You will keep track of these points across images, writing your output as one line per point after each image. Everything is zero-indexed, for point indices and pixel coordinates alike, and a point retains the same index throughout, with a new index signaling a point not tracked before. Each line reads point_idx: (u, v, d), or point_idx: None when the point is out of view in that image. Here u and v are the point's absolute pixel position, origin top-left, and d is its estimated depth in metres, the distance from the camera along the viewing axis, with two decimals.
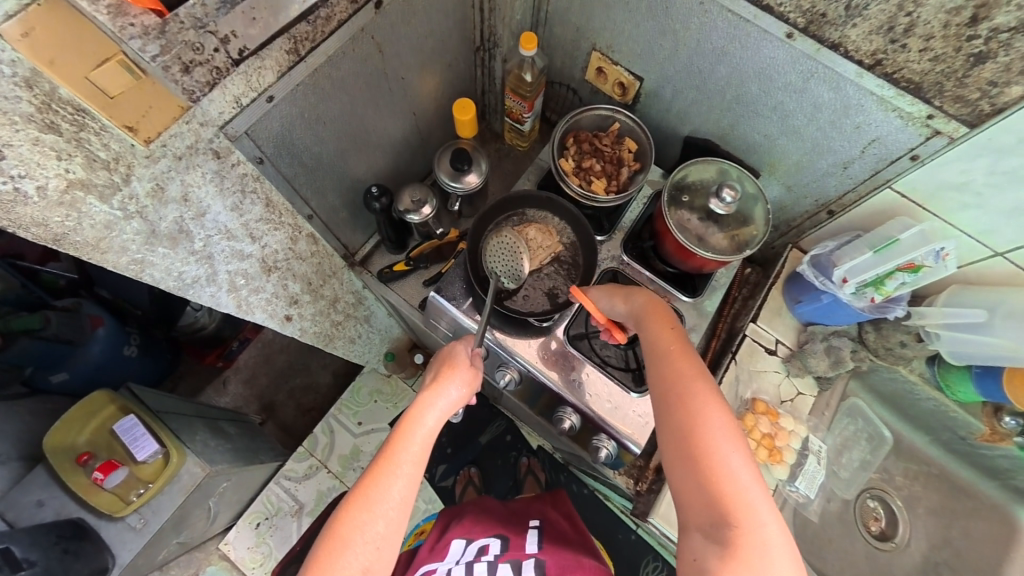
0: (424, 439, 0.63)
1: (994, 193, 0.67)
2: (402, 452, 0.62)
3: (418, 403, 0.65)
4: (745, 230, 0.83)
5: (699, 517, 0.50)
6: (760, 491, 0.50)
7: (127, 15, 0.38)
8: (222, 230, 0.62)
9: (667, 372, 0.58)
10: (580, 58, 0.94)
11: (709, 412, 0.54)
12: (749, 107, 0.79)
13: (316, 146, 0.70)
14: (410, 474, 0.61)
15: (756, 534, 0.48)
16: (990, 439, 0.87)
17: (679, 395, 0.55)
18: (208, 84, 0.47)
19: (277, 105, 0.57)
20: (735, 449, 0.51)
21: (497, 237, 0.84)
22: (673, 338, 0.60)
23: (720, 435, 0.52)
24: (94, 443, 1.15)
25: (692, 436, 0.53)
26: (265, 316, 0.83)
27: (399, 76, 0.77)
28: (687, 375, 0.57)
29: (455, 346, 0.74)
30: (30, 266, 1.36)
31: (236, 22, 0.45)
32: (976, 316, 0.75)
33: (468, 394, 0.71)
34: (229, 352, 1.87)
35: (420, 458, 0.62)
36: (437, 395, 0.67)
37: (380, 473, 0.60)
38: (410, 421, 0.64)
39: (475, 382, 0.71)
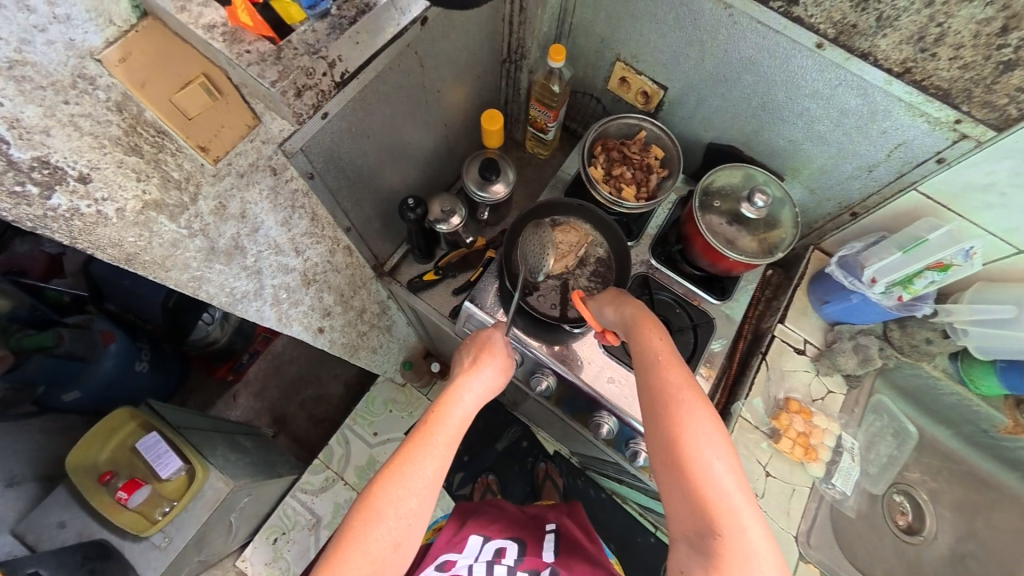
0: (461, 417, 0.64)
1: (1018, 193, 0.69)
2: (438, 429, 0.62)
3: (455, 384, 0.66)
4: (774, 233, 0.85)
5: (685, 527, 0.51)
6: (745, 500, 0.50)
7: (244, 43, 0.41)
8: (272, 245, 0.62)
9: (653, 382, 0.57)
10: (603, 67, 0.96)
11: (691, 424, 0.53)
12: (776, 114, 0.81)
13: (359, 159, 0.70)
14: (444, 453, 0.61)
15: (737, 543, 0.48)
16: (1013, 431, 0.91)
17: (664, 405, 0.55)
18: (313, 106, 0.47)
19: (330, 121, 0.58)
20: (719, 455, 0.52)
21: (536, 226, 0.85)
22: (659, 347, 0.59)
23: (704, 442, 0.52)
24: (115, 461, 1.13)
25: (676, 445, 0.53)
26: (301, 329, 0.83)
27: (434, 89, 0.78)
28: (674, 386, 0.56)
29: (491, 331, 0.75)
30: (35, 282, 1.34)
31: (343, 46, 0.47)
32: (1006, 312, 0.77)
33: (502, 381, 0.71)
34: (240, 364, 1.84)
35: (455, 436, 0.63)
36: (472, 376, 0.68)
37: (415, 450, 0.60)
38: (449, 400, 0.65)
39: (508, 369, 0.72)
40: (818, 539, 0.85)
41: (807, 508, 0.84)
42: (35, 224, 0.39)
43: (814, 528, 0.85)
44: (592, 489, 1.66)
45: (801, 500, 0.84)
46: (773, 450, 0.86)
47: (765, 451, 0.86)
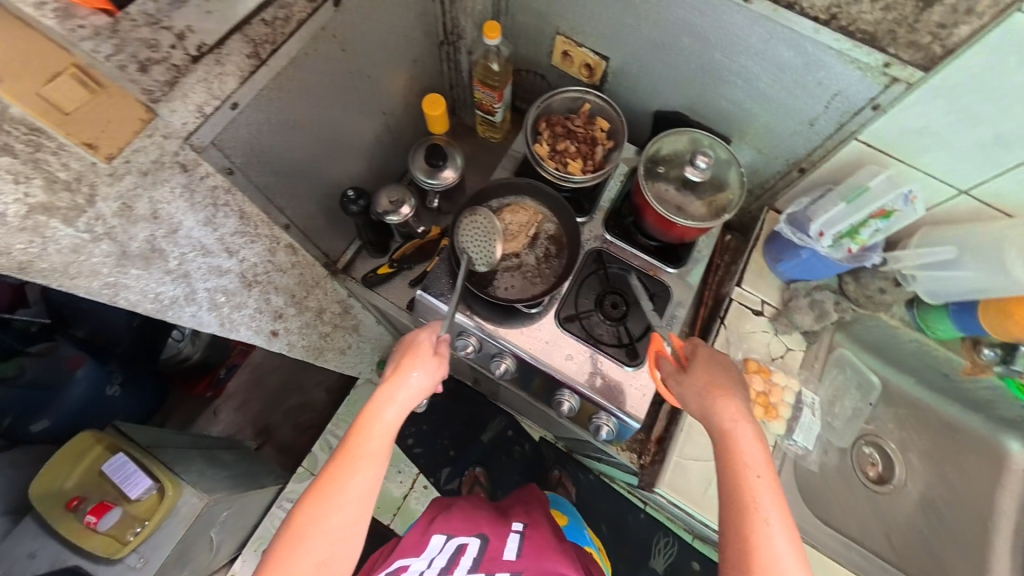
0: (388, 426, 0.64)
1: (954, 133, 0.69)
2: (362, 443, 0.62)
3: (381, 392, 0.65)
4: (722, 196, 0.85)
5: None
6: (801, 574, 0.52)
7: (75, 17, 0.42)
8: (197, 246, 0.60)
9: (732, 454, 0.59)
10: (545, 43, 0.94)
11: (758, 489, 0.56)
12: (715, 75, 0.81)
13: (289, 151, 0.68)
14: (368, 470, 0.61)
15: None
16: (972, 372, 0.91)
17: (741, 478, 0.57)
18: (169, 83, 0.46)
19: (242, 112, 0.55)
20: (787, 536, 0.53)
21: (472, 216, 0.83)
22: (732, 409, 0.63)
23: (775, 522, 0.54)
24: (83, 485, 1.11)
25: (747, 518, 0.54)
26: (251, 333, 0.81)
27: (366, 75, 0.76)
28: (750, 461, 0.58)
29: (422, 329, 0.72)
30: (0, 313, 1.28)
31: (190, 16, 0.47)
32: (947, 253, 0.77)
33: (432, 385, 0.69)
34: (218, 380, 1.81)
35: (382, 446, 0.63)
36: (395, 387, 0.66)
37: (340, 466, 0.61)
38: (371, 415, 0.64)
39: (437, 371, 0.69)
40: (785, 496, 0.86)
41: None
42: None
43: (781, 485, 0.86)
44: (580, 472, 1.66)
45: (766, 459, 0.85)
46: None
47: None
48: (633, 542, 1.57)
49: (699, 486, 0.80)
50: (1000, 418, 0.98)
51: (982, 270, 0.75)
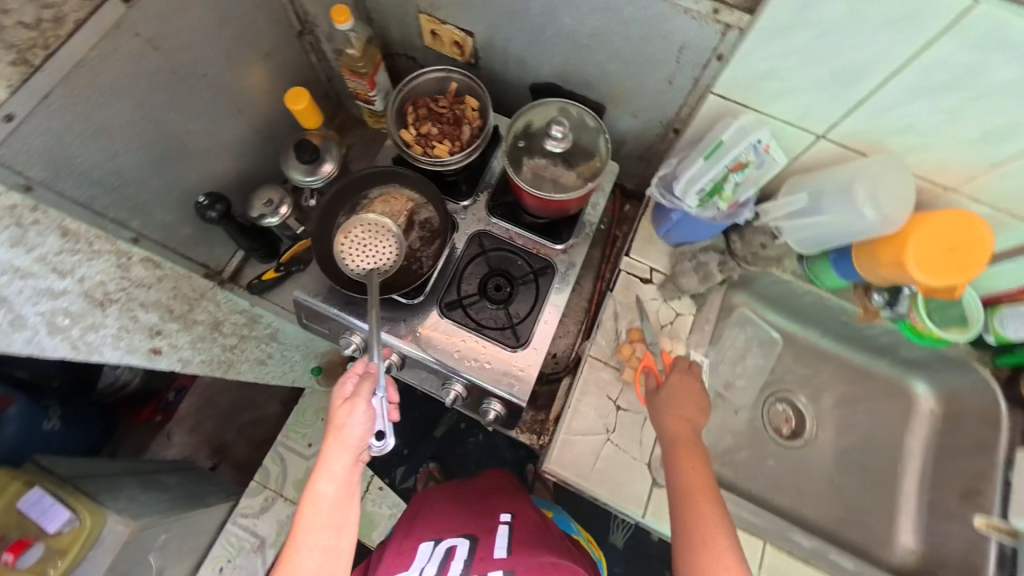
0: (338, 486, 0.66)
1: (795, 76, 0.68)
2: (314, 512, 0.65)
3: (321, 456, 0.66)
4: (592, 164, 0.84)
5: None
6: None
7: None
8: (11, 269, 0.57)
9: (680, 463, 0.67)
10: (412, 24, 0.91)
11: (708, 501, 0.62)
12: (571, 39, 0.79)
13: (110, 163, 0.67)
14: (319, 545, 0.64)
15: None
16: (867, 318, 0.91)
17: (690, 488, 0.64)
18: None
19: (24, 123, 0.54)
20: (727, 536, 0.59)
21: (348, 237, 0.83)
22: (684, 431, 0.70)
23: (716, 524, 0.60)
24: (0, 525, 1.05)
25: (695, 523, 0.61)
26: (123, 352, 0.79)
27: (198, 73, 0.73)
28: (693, 469, 0.66)
29: (342, 381, 0.71)
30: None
31: None
32: (801, 200, 0.78)
33: (360, 442, 0.67)
34: (167, 404, 1.76)
35: (335, 508, 0.65)
36: (322, 460, 0.66)
37: (293, 545, 0.64)
38: (310, 491, 0.66)
39: (358, 428, 0.66)
40: None
41: None
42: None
43: None
44: (535, 458, 1.65)
45: None
46: (625, 383, 0.86)
47: (615, 385, 0.86)
48: (590, 522, 1.56)
49: (586, 455, 0.83)
50: (905, 360, 0.98)
51: (838, 210, 0.75)
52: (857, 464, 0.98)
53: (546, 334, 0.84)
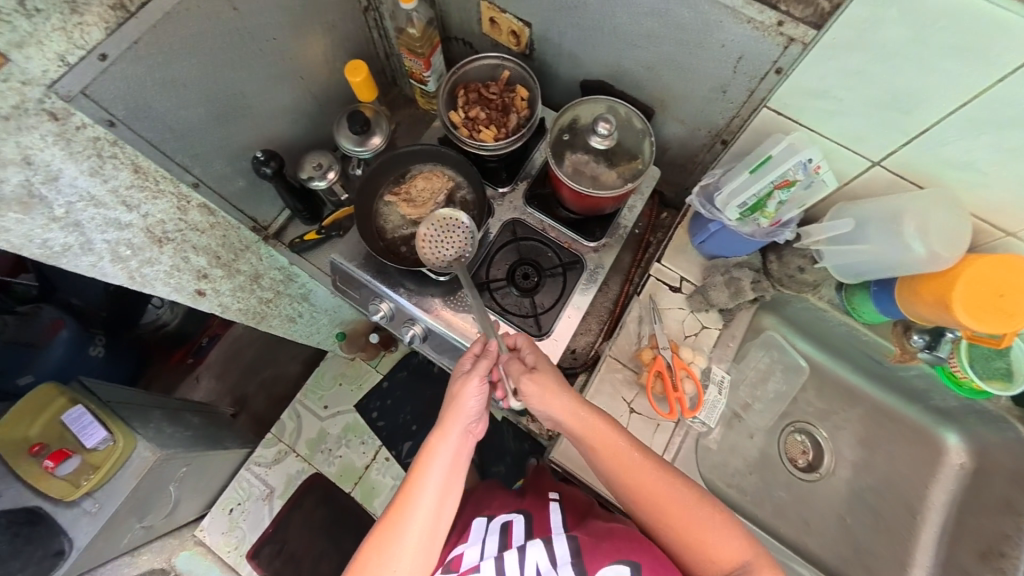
0: (452, 455, 0.71)
1: (852, 96, 0.66)
2: (429, 474, 0.70)
3: (441, 424, 0.73)
4: (633, 165, 0.84)
5: (681, 552, 0.68)
6: (699, 505, 0.68)
7: None
8: (85, 196, 0.64)
9: (614, 460, 0.70)
10: (473, 10, 0.93)
11: (638, 471, 0.70)
12: (625, 39, 0.79)
13: (181, 110, 0.69)
14: (428, 515, 0.68)
15: (716, 545, 0.66)
16: (902, 360, 0.87)
17: (632, 479, 0.70)
18: None
19: (115, 65, 0.58)
20: (676, 489, 0.69)
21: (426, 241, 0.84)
22: (573, 418, 0.73)
23: (666, 488, 0.69)
24: (46, 434, 1.17)
25: (655, 504, 0.69)
26: (170, 290, 0.86)
27: (267, 37, 0.76)
28: (623, 456, 0.70)
29: (459, 363, 0.78)
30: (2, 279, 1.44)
31: None
32: (845, 226, 0.75)
33: (475, 425, 0.75)
34: (198, 349, 1.88)
35: (446, 476, 0.70)
36: (441, 438, 0.72)
37: (398, 513, 0.68)
38: (422, 464, 0.71)
39: (475, 413, 0.74)
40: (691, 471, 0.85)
41: (670, 442, 0.84)
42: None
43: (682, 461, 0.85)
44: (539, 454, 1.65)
45: (665, 434, 0.84)
46: (640, 387, 0.86)
47: (631, 388, 0.86)
48: None
49: None
50: (940, 410, 0.93)
51: (877, 242, 0.74)
52: (870, 505, 0.95)
53: (568, 327, 0.85)
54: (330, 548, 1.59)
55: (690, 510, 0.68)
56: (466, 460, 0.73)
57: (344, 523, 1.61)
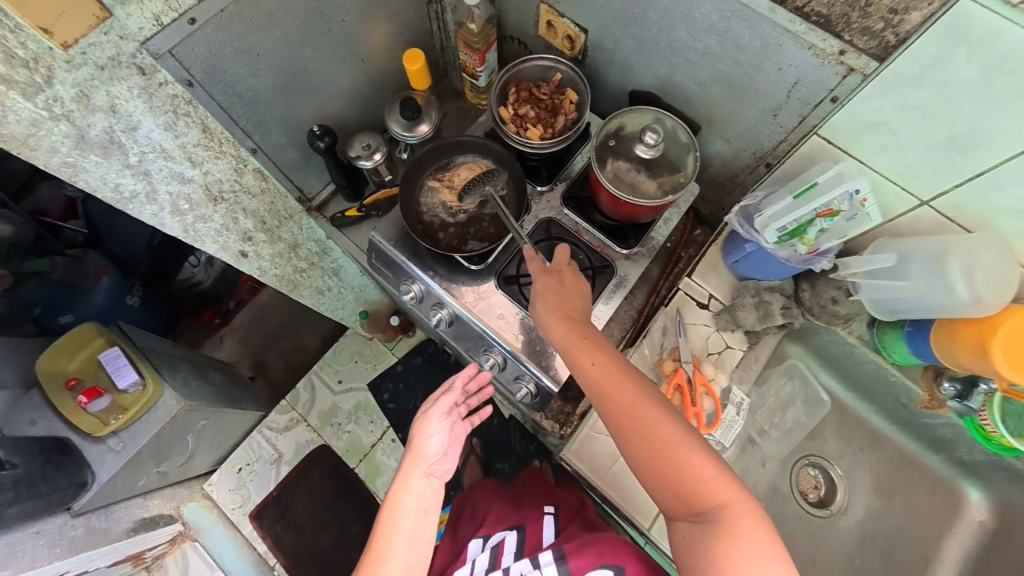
0: (417, 500, 0.74)
1: (908, 132, 0.65)
2: (396, 522, 0.72)
3: (402, 470, 0.76)
4: (675, 177, 0.84)
5: (652, 479, 0.62)
6: (680, 433, 0.62)
7: None
8: (157, 148, 0.68)
9: (604, 388, 0.67)
10: (531, 12, 0.95)
11: (622, 384, 0.66)
12: (681, 54, 0.80)
13: (252, 78, 0.73)
14: (404, 557, 0.70)
15: (691, 477, 0.60)
16: (930, 406, 0.85)
17: (621, 408, 0.65)
18: None
19: (201, 29, 0.62)
20: (667, 425, 0.63)
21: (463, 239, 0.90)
22: (569, 328, 0.73)
23: (656, 421, 0.63)
24: (83, 371, 1.24)
25: (643, 436, 0.63)
26: (217, 248, 0.90)
27: (338, 18, 0.79)
28: (614, 384, 0.67)
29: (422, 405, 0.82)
30: (54, 222, 1.51)
31: None
32: (885, 259, 0.75)
33: (438, 461, 0.78)
34: (225, 312, 1.93)
35: (414, 522, 0.72)
36: (407, 479, 0.75)
37: (373, 560, 0.70)
38: (392, 507, 0.73)
39: (439, 448, 0.78)
40: None
41: None
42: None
43: None
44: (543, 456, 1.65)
45: None
46: None
47: None
48: None
49: (603, 456, 0.91)
50: (965, 464, 0.90)
51: (923, 279, 0.71)
52: (882, 550, 0.93)
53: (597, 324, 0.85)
54: (330, 519, 1.63)
55: (681, 448, 0.61)
56: (434, 502, 0.75)
57: (347, 497, 1.65)
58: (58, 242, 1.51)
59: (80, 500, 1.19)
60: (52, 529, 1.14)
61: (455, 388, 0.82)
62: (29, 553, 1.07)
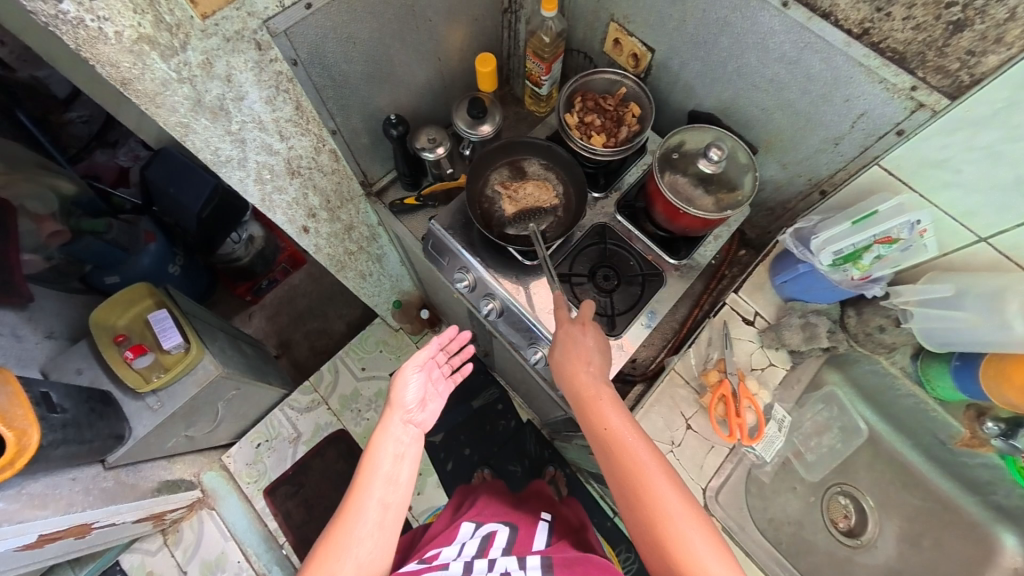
0: (396, 444, 0.78)
1: (975, 171, 0.67)
2: (377, 461, 0.75)
3: (382, 419, 0.82)
4: (732, 196, 0.86)
5: (646, 549, 0.64)
6: (683, 508, 0.63)
7: None
8: (256, 119, 0.72)
9: (611, 447, 0.69)
10: (599, 29, 0.98)
11: (631, 449, 0.68)
12: (748, 80, 0.81)
13: (345, 64, 0.78)
14: (382, 496, 0.72)
15: (685, 556, 0.60)
16: (970, 444, 0.87)
17: (624, 471, 0.67)
18: None
19: (314, 14, 0.67)
20: (670, 492, 0.64)
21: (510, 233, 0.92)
22: (585, 381, 0.75)
23: (658, 488, 0.65)
24: (131, 327, 1.29)
25: (642, 504, 0.64)
26: (285, 220, 0.94)
27: (427, 17, 0.83)
28: (622, 442, 0.69)
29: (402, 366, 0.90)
30: (107, 187, 1.60)
31: None
32: (944, 291, 0.76)
33: (416, 408, 0.85)
34: (258, 288, 1.94)
35: (392, 461, 0.76)
36: (386, 431, 0.80)
37: (353, 500, 0.72)
38: (373, 450, 0.77)
39: (414, 397, 0.86)
40: (725, 494, 0.89)
41: (722, 466, 0.89)
42: (47, 20, 0.49)
43: (728, 484, 0.90)
44: (557, 464, 1.64)
45: (718, 457, 0.88)
46: (700, 407, 0.90)
47: (691, 405, 0.90)
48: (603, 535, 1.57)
49: None
50: (1000, 508, 0.90)
51: (981, 313, 0.74)
52: None
53: (642, 331, 0.89)
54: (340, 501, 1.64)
55: (678, 520, 0.62)
56: (412, 448, 0.79)
57: None
58: (108, 206, 1.55)
59: (115, 453, 1.23)
60: (87, 477, 1.18)
61: (430, 345, 0.93)
62: (66, 497, 1.11)
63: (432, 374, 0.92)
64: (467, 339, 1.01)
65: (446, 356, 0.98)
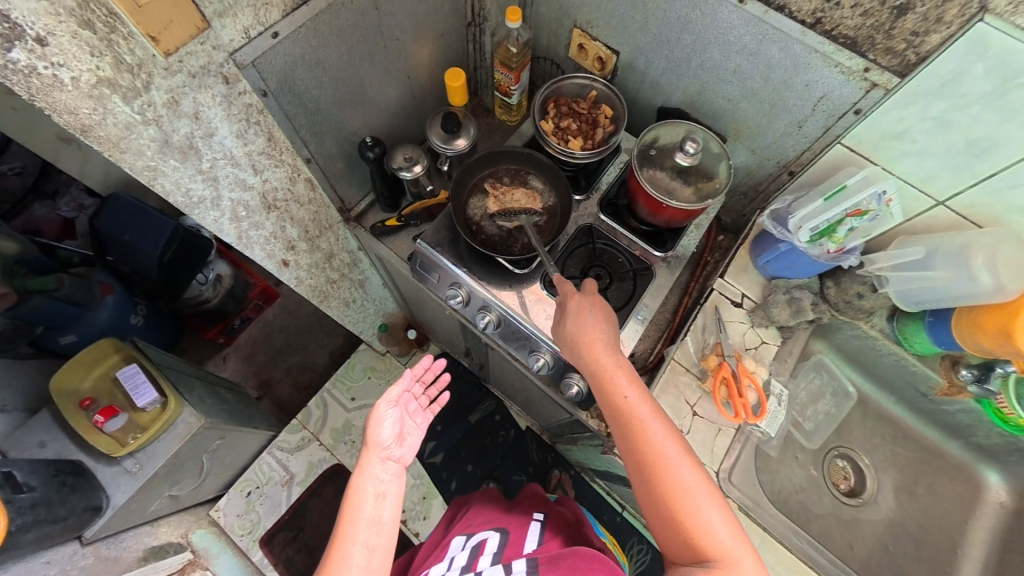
0: (376, 484, 0.76)
1: (929, 140, 0.72)
2: (358, 505, 0.72)
3: (359, 462, 0.78)
4: (709, 184, 0.89)
5: (655, 519, 0.63)
6: (700, 482, 0.62)
7: None
8: (227, 154, 0.69)
9: (627, 418, 0.68)
10: (563, 35, 1.00)
11: (648, 422, 0.67)
12: (712, 74, 0.84)
13: (316, 90, 0.76)
14: (366, 540, 0.69)
15: (697, 524, 0.60)
16: (949, 392, 0.93)
17: (638, 442, 0.66)
18: None
19: (281, 43, 0.65)
20: (684, 463, 0.63)
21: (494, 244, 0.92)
22: (599, 355, 0.74)
23: (672, 459, 0.64)
24: (97, 389, 1.20)
25: (657, 476, 0.63)
26: (264, 256, 0.90)
27: (393, 37, 0.82)
28: (638, 415, 0.68)
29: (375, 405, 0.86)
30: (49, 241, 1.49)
31: None
32: (915, 254, 0.82)
33: (393, 445, 0.82)
34: (230, 329, 1.86)
35: (373, 503, 0.73)
36: (365, 476, 0.76)
37: (336, 551, 0.68)
38: (353, 491, 0.74)
39: (390, 434, 0.82)
40: (738, 473, 0.91)
41: (731, 447, 0.91)
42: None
43: (739, 464, 0.92)
44: (562, 466, 1.64)
45: (726, 438, 0.91)
46: (703, 392, 0.93)
47: (694, 391, 0.93)
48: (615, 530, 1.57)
49: None
50: (981, 448, 0.97)
51: (947, 271, 0.80)
52: (912, 537, 0.98)
53: (636, 330, 0.89)
54: None
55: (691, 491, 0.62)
56: (393, 485, 0.77)
57: None
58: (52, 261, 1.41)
59: (92, 526, 1.12)
60: (63, 558, 1.06)
61: (402, 379, 0.89)
62: None
63: (408, 410, 0.90)
64: (442, 368, 0.99)
65: (422, 389, 0.96)
